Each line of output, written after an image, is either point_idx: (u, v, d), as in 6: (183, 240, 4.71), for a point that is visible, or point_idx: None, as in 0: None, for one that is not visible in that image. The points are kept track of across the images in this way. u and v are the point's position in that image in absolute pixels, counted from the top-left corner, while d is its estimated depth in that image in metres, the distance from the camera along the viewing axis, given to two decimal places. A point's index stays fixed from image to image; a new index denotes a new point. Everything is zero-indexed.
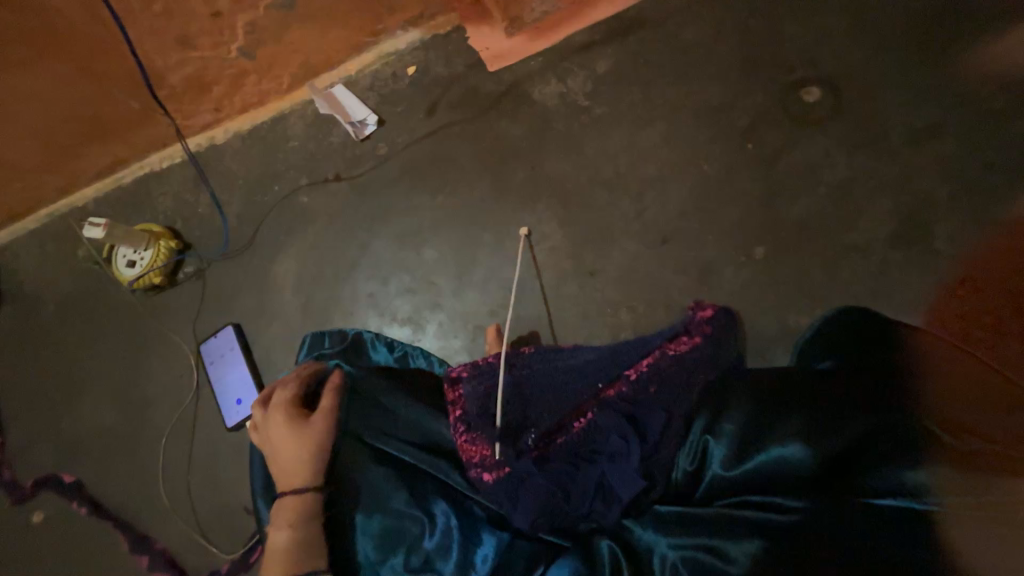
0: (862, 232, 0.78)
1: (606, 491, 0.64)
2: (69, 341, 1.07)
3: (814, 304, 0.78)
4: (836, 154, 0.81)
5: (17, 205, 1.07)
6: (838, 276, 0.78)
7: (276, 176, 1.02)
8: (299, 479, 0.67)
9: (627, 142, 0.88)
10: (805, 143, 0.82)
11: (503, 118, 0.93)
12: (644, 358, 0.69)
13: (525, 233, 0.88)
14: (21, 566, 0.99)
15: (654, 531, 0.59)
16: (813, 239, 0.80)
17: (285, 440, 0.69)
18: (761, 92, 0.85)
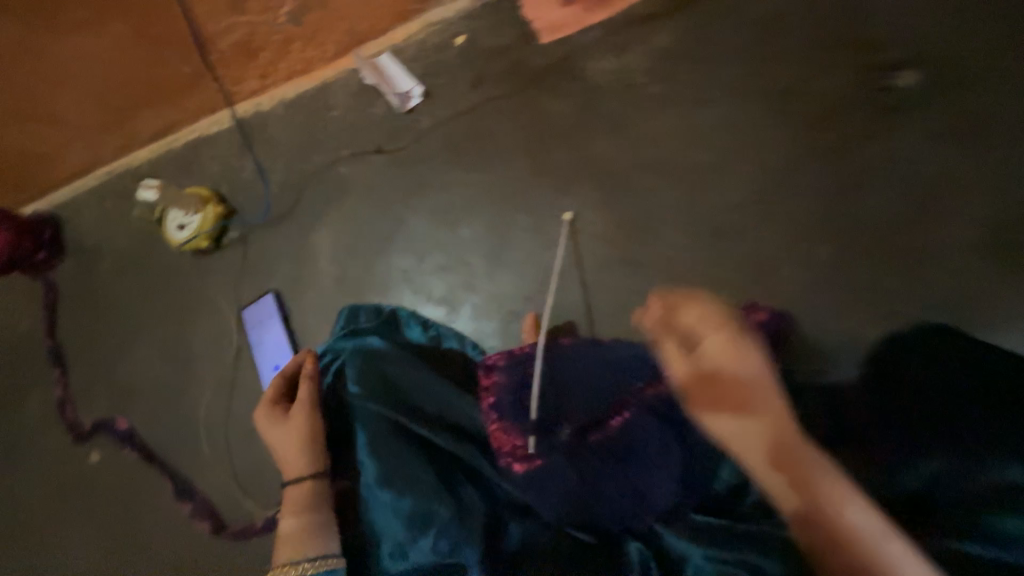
0: (933, 237, 0.74)
1: (640, 496, 0.63)
2: (122, 297, 1.12)
3: (873, 310, 0.75)
4: (913, 151, 0.75)
5: (78, 163, 1.12)
6: (904, 282, 0.74)
7: (318, 146, 1.02)
8: (298, 470, 0.71)
9: (683, 124, 0.83)
10: (879, 137, 0.77)
11: (550, 95, 0.89)
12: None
13: (568, 218, 0.85)
14: (78, 501, 1.07)
15: (689, 541, 0.59)
16: (877, 242, 0.76)
17: (280, 436, 0.73)
18: (834, 77, 0.79)
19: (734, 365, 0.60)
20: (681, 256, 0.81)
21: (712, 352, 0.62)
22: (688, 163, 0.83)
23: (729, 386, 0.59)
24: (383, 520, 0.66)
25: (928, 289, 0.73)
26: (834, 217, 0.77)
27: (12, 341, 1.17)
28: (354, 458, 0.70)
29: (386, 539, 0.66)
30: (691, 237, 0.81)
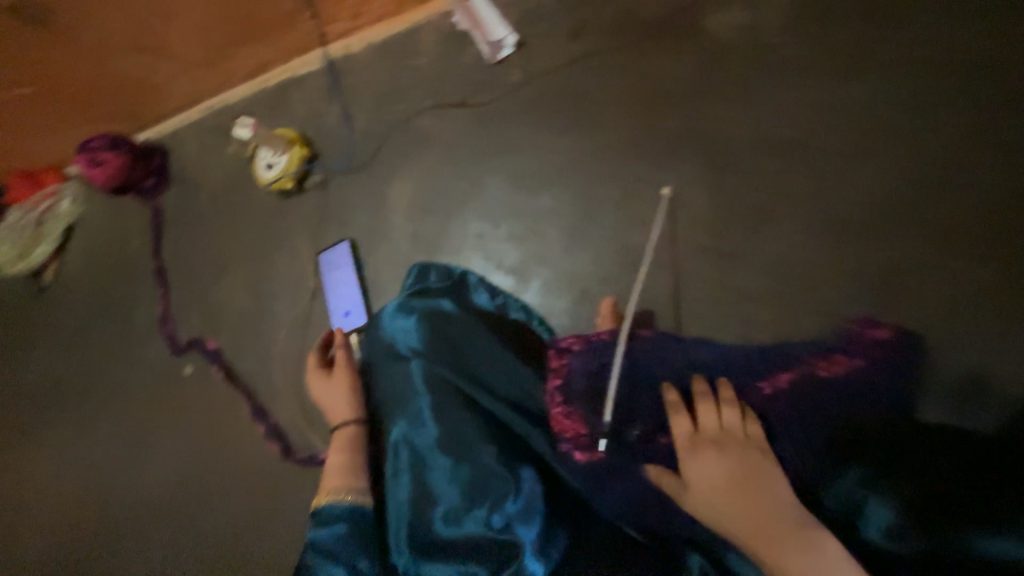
0: None
1: None
2: (215, 228, 1.18)
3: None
4: None
5: (183, 97, 1.17)
6: None
7: (402, 94, 0.98)
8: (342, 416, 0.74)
9: (822, 94, 0.73)
10: None
11: (663, 54, 0.80)
12: (784, 372, 0.62)
13: (668, 193, 0.76)
14: (169, 411, 1.17)
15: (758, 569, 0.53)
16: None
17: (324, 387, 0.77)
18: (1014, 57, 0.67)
19: (720, 468, 0.56)
20: (794, 253, 0.70)
21: (698, 449, 0.57)
22: (828, 150, 0.71)
23: (719, 489, 0.55)
24: (438, 484, 0.63)
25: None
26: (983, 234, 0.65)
27: (125, 260, 1.28)
28: (414, 417, 0.68)
29: (438, 503, 0.63)
30: (813, 232, 0.70)
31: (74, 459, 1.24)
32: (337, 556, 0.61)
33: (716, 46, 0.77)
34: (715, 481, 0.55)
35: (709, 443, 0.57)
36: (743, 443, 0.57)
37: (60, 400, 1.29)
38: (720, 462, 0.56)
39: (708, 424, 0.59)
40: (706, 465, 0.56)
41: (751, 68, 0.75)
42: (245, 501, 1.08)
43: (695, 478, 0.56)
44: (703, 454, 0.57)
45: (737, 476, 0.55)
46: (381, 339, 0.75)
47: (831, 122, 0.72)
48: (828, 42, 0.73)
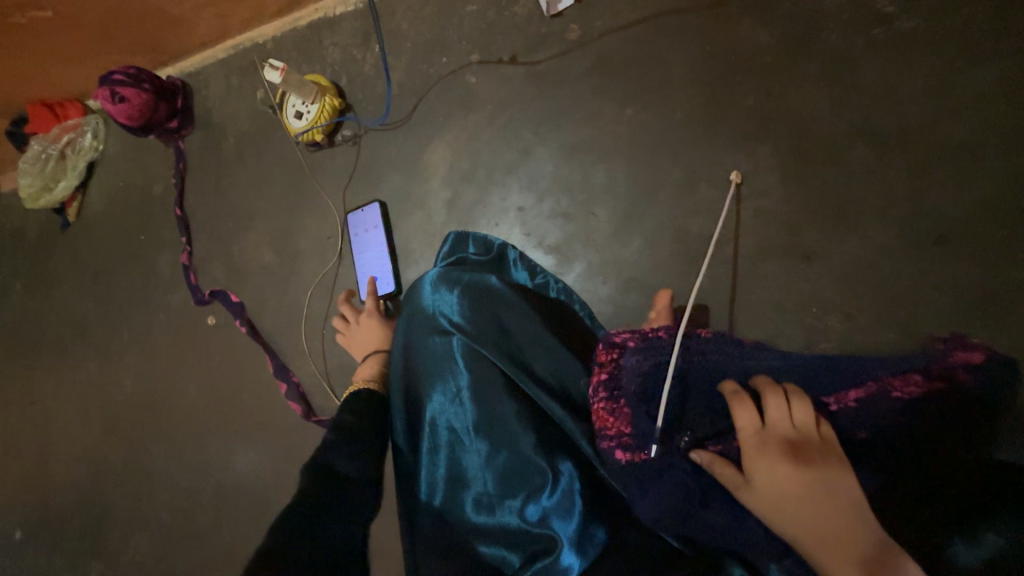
0: None
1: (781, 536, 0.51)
2: (243, 177, 1.13)
3: None
4: None
5: (210, 32, 1.09)
6: None
7: (446, 46, 0.90)
8: (376, 343, 0.83)
9: (932, 78, 0.63)
10: None
11: (750, 18, 0.70)
12: (850, 392, 0.57)
13: (737, 179, 0.70)
14: (193, 359, 1.17)
15: None
16: None
17: (366, 324, 0.87)
18: None
19: (795, 474, 0.49)
20: (874, 259, 0.65)
21: (763, 444, 0.52)
22: (933, 143, 0.63)
23: (783, 489, 0.49)
24: (472, 466, 0.61)
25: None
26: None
27: (149, 203, 1.25)
28: (452, 396, 0.64)
29: (471, 487, 0.61)
30: (902, 237, 0.64)
31: (105, 398, 1.26)
32: (359, 423, 0.65)
33: (810, 12, 0.68)
34: (788, 478, 0.49)
35: (776, 440, 0.52)
36: (819, 441, 0.51)
37: (88, 340, 1.29)
38: (790, 457, 0.50)
39: (775, 418, 0.53)
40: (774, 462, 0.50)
41: (853, 39, 0.66)
42: (267, 456, 1.08)
43: (760, 473, 0.50)
44: (772, 450, 0.51)
45: (808, 474, 0.48)
46: (420, 310, 0.70)
47: (940, 109, 0.63)
48: (952, 11, 0.63)
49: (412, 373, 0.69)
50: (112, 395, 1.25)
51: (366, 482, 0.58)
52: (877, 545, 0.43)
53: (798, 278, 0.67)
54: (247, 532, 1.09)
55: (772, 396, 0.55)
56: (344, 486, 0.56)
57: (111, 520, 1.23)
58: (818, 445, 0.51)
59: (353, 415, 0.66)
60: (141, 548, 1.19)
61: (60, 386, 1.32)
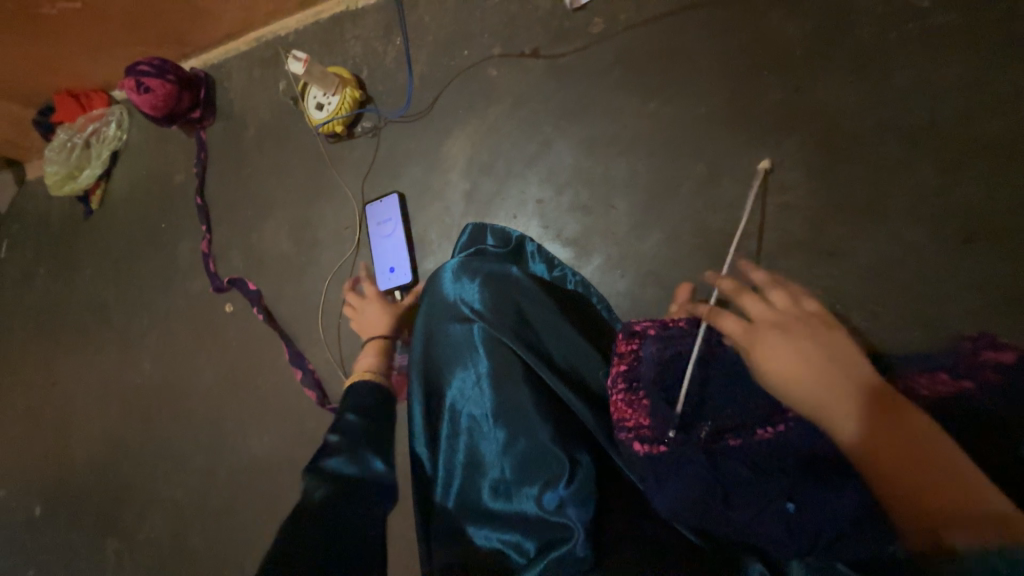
0: None
1: (805, 530, 0.49)
2: (263, 166, 1.14)
3: None
4: None
5: (233, 24, 1.10)
6: None
7: (468, 38, 0.90)
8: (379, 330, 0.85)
9: (958, 75, 0.62)
10: None
11: (774, 12, 0.70)
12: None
13: (767, 166, 0.69)
14: (211, 345, 1.18)
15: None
16: None
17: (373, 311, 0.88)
18: None
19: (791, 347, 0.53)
20: (897, 255, 0.64)
21: (775, 337, 0.54)
22: (960, 141, 0.62)
23: (795, 364, 0.51)
24: (491, 452, 0.61)
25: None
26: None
27: (171, 191, 1.27)
28: (471, 382, 0.64)
29: (488, 472, 0.61)
30: (923, 234, 0.63)
31: (123, 381, 1.29)
32: (357, 421, 0.65)
33: (835, 7, 0.68)
34: (807, 370, 0.50)
35: (782, 331, 0.54)
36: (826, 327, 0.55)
37: (108, 326, 1.32)
38: (804, 343, 0.52)
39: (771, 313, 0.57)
40: (786, 352, 0.52)
41: (880, 34, 0.66)
42: (280, 442, 1.09)
43: (778, 369, 0.52)
44: (774, 342, 0.54)
45: (824, 364, 0.50)
46: (441, 298, 0.70)
47: (969, 106, 0.62)
48: (982, 7, 0.62)
49: (426, 362, 0.68)
50: (130, 380, 1.28)
51: (374, 482, 0.59)
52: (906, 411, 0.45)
53: (822, 274, 0.67)
54: (260, 516, 1.10)
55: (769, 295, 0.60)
56: (355, 487, 0.57)
57: (127, 501, 1.25)
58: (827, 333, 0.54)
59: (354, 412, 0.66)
60: (156, 528, 1.21)
61: (81, 370, 1.34)
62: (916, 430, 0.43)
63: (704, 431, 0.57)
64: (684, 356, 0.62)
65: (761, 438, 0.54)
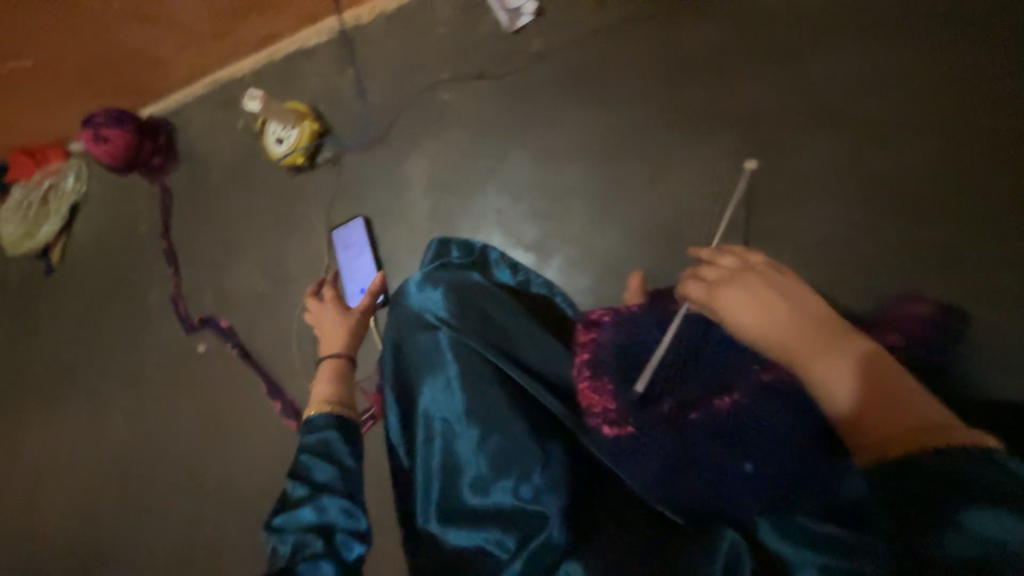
0: None
1: (760, 486, 0.54)
2: (227, 204, 1.16)
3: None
4: None
5: (190, 70, 1.13)
6: None
7: (419, 66, 0.95)
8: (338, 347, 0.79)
9: (856, 65, 0.70)
10: None
11: (693, 21, 0.77)
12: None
13: (755, 168, 0.72)
14: (185, 388, 1.17)
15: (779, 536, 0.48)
16: None
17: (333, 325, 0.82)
18: None
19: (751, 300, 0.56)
20: (826, 228, 0.70)
21: (737, 293, 0.58)
22: (865, 121, 0.69)
23: (762, 315, 0.55)
24: (466, 453, 0.63)
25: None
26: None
27: (136, 238, 1.26)
28: (442, 386, 0.66)
29: (466, 473, 0.62)
30: (844, 206, 0.69)
31: (95, 435, 1.25)
32: (317, 477, 0.62)
33: (744, 14, 0.75)
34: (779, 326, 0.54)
35: (741, 286, 0.58)
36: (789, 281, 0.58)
37: (77, 381, 1.29)
38: (770, 300, 0.56)
39: (729, 274, 0.60)
40: (750, 304, 0.56)
41: (787, 34, 0.73)
42: (261, 479, 1.07)
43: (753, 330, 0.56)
44: (746, 300, 0.57)
45: (786, 313, 0.54)
46: (406, 310, 0.72)
47: (868, 90, 0.69)
48: (867, 5, 0.70)
49: (399, 373, 0.71)
50: (103, 433, 1.24)
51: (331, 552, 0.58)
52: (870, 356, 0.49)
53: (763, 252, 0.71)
54: (245, 559, 1.07)
55: (723, 259, 0.63)
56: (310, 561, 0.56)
57: (105, 561, 1.20)
58: (788, 285, 0.57)
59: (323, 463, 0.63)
60: None
61: (49, 430, 1.30)
62: (883, 372, 0.47)
63: (665, 406, 0.61)
64: (645, 339, 0.67)
65: (720, 407, 0.58)
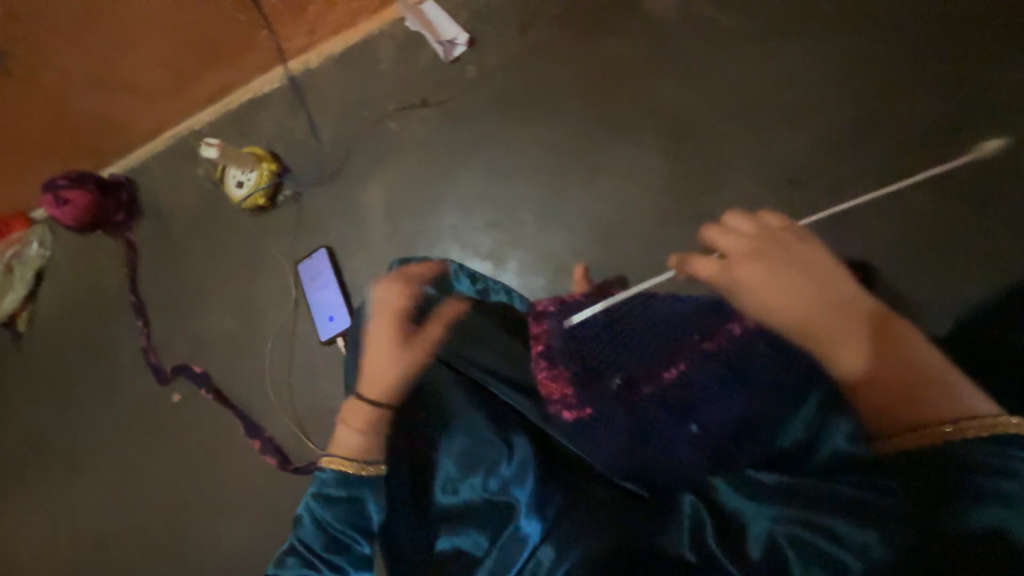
0: None
1: (708, 443, 0.58)
2: (193, 252, 1.18)
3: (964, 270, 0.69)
4: None
5: (146, 128, 1.17)
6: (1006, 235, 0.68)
7: (366, 101, 1.01)
8: (376, 391, 0.69)
9: (756, 60, 0.78)
10: (1001, 66, 0.68)
11: (609, 36, 0.85)
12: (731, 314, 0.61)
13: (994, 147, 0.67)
14: (160, 440, 1.15)
15: (743, 495, 0.53)
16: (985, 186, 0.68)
17: (375, 357, 0.70)
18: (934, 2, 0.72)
19: (771, 276, 0.56)
20: (751, 206, 0.76)
21: (756, 269, 0.57)
22: (771, 107, 0.76)
23: (788, 293, 0.55)
24: (434, 454, 0.64)
25: (1016, 239, 0.67)
26: (912, 156, 0.71)
27: (102, 296, 1.25)
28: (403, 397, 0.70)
29: (434, 477, 0.64)
30: (763, 185, 0.75)
31: (67, 505, 1.20)
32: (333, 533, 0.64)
33: (653, 26, 0.83)
34: (811, 306, 0.54)
35: (755, 261, 0.57)
36: (805, 248, 0.57)
37: (43, 451, 1.24)
38: (794, 277, 0.55)
39: (750, 247, 0.58)
40: (778, 281, 0.55)
41: (693, 39, 0.81)
42: (247, 522, 1.05)
43: (784, 313, 0.55)
44: (777, 280, 0.55)
45: (811, 289, 0.54)
46: (363, 326, 0.76)
47: (769, 80, 0.77)
48: (758, 8, 0.78)
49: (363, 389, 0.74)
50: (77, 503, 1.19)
51: None
52: (888, 332, 0.52)
53: (698, 234, 0.77)
54: None
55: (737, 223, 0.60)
56: None
57: None
58: (811, 256, 0.56)
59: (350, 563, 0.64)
60: None
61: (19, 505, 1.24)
62: (898, 349, 0.52)
63: (616, 381, 0.64)
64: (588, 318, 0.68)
65: (665, 376, 0.61)
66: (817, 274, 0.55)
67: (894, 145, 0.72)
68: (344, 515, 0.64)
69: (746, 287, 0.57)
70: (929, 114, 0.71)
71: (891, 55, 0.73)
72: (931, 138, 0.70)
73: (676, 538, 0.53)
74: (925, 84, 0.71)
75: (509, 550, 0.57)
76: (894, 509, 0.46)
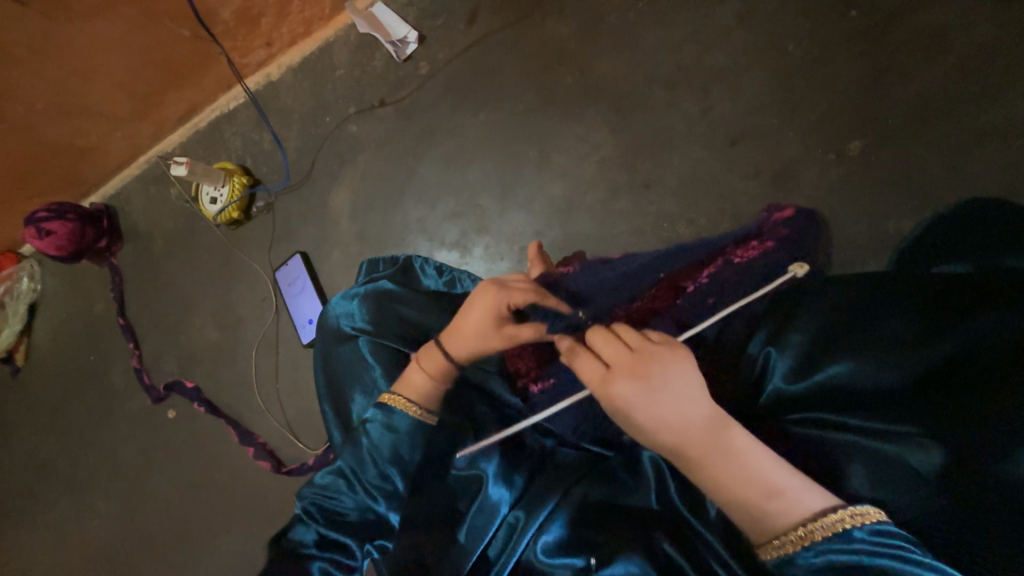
0: (1001, 113, 0.65)
1: None
2: (176, 270, 1.20)
3: (920, 207, 0.67)
4: (969, 15, 0.67)
5: (120, 155, 1.20)
6: (960, 172, 0.66)
7: (327, 106, 1.04)
8: (459, 351, 0.63)
9: (693, 28, 0.79)
10: (935, 5, 0.68)
11: (551, 20, 0.87)
12: (752, 241, 0.66)
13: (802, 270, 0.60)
14: (159, 457, 1.16)
15: None
16: (930, 122, 0.68)
17: (473, 314, 0.62)
18: None
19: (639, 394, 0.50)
20: (700, 170, 0.77)
21: (626, 387, 0.51)
22: (711, 73, 0.78)
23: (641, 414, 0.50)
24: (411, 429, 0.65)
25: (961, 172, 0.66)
26: (850, 101, 0.71)
27: (93, 321, 1.28)
28: (369, 393, 0.72)
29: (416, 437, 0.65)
30: (709, 149, 0.77)
31: (67, 534, 1.19)
32: (373, 468, 0.61)
33: (592, 7, 0.85)
34: (675, 425, 0.49)
35: (627, 375, 0.51)
36: (669, 350, 0.52)
37: (45, 483, 1.24)
38: (661, 398, 0.49)
39: (619, 357, 0.53)
40: (638, 400, 0.50)
41: (629, 16, 0.83)
42: (246, 529, 1.06)
43: (657, 431, 0.50)
44: (633, 388, 0.50)
45: (662, 416, 0.49)
46: (329, 326, 0.79)
47: (706, 47, 0.79)
48: None
49: (337, 384, 0.76)
50: (79, 535, 1.18)
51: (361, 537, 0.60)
52: (724, 439, 0.48)
53: (651, 203, 0.79)
54: None
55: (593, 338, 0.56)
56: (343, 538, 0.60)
57: None
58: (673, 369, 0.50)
59: (385, 504, 0.61)
60: None
61: (18, 540, 1.23)
62: (739, 460, 0.47)
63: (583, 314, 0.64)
64: (557, 286, 0.69)
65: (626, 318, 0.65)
66: (680, 382, 0.50)
67: (832, 95, 0.72)
68: (390, 453, 0.61)
69: (625, 410, 0.51)
70: (865, 61, 0.71)
71: (823, 5, 0.73)
72: (867, 85, 0.71)
73: (641, 494, 0.56)
74: (853, 31, 0.72)
75: (481, 520, 0.58)
76: (886, 465, 0.47)
